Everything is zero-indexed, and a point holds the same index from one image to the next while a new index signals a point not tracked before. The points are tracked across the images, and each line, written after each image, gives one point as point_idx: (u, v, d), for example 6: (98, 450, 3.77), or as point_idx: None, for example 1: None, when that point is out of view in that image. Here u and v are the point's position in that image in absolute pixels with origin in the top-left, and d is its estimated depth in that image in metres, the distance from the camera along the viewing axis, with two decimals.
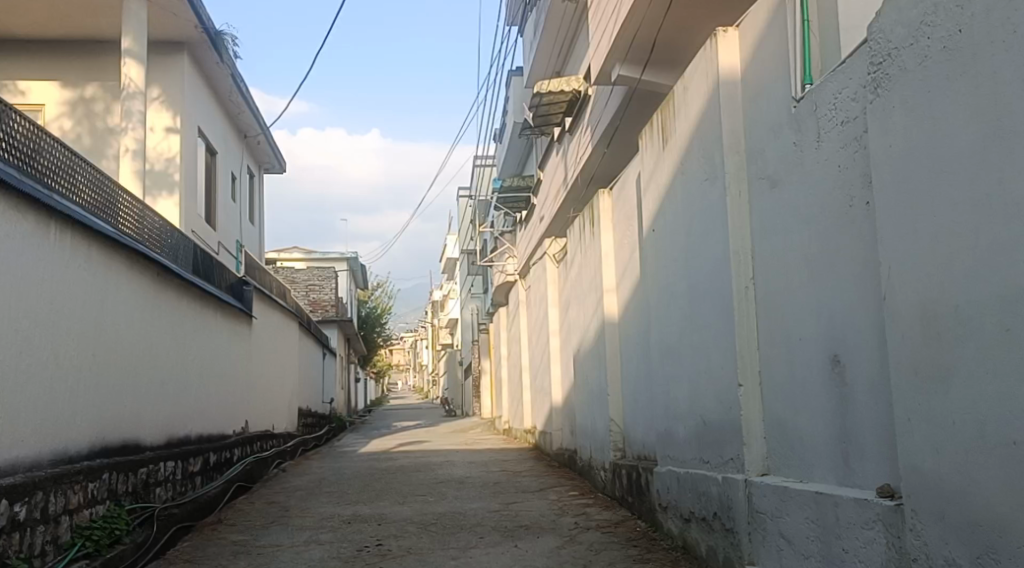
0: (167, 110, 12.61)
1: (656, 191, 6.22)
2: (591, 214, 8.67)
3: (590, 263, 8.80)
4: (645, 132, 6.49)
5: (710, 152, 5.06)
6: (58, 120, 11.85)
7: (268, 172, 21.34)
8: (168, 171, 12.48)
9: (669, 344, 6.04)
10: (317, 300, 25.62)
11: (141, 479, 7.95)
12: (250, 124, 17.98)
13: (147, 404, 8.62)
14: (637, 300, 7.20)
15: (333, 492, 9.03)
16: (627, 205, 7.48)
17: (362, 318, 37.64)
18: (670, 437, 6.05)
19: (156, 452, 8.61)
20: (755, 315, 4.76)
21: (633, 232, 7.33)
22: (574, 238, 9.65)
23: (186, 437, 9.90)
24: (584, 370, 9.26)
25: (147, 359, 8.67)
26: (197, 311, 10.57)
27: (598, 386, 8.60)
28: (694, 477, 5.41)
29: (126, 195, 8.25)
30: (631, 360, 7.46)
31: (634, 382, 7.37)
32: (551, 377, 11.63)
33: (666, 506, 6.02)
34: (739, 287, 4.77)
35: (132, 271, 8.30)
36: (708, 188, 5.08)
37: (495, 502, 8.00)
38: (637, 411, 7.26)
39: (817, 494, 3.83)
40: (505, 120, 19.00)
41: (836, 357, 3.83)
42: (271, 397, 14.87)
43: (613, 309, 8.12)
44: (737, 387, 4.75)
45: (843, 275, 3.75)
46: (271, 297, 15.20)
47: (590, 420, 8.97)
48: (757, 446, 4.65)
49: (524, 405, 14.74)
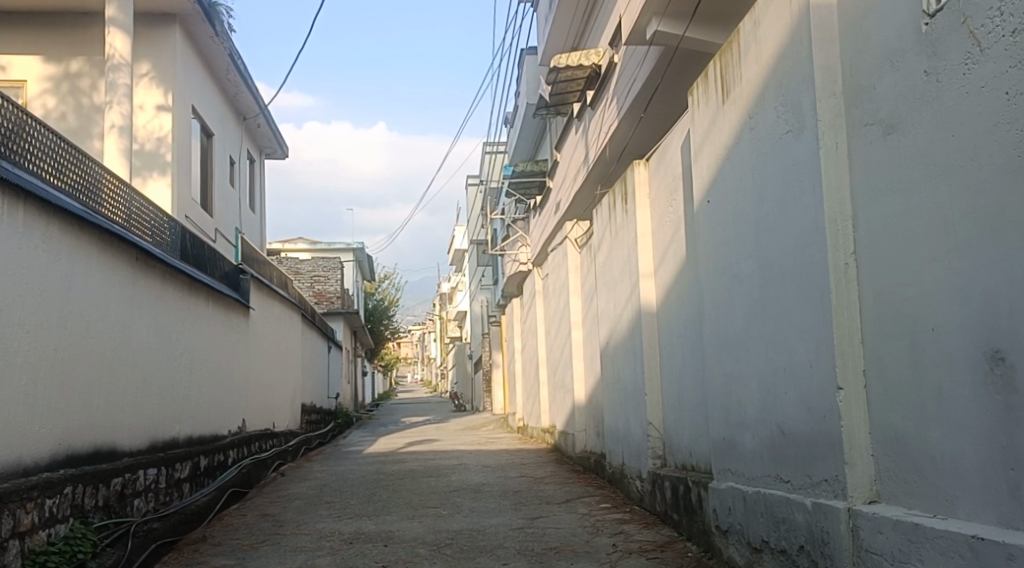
0: (157, 87, 11.63)
1: (714, 154, 5.22)
2: (624, 188, 7.66)
3: (622, 247, 7.78)
4: (698, 84, 5.48)
5: (794, 95, 4.05)
6: (41, 98, 10.94)
7: (270, 158, 20.38)
8: (159, 152, 11.53)
9: (730, 337, 5.05)
10: (322, 291, 24.67)
11: (115, 491, 6.99)
12: (249, 105, 16.99)
13: (125, 405, 7.69)
14: (685, 284, 6.20)
15: (336, 503, 8.08)
16: (672, 177, 6.48)
17: (370, 310, 36.68)
18: (731, 447, 5.07)
19: (134, 459, 7.64)
20: (858, 300, 3.76)
21: (678, 206, 6.32)
22: (601, 220, 8.63)
23: (172, 441, 8.94)
24: (614, 365, 8.28)
25: (123, 353, 7.71)
26: (187, 302, 9.63)
27: (631, 385, 7.61)
28: (768, 499, 4.44)
29: (90, 160, 7.27)
30: (677, 357, 6.47)
31: (681, 378, 6.40)
32: (573, 372, 10.65)
33: (727, 530, 5.05)
34: (837, 262, 3.78)
35: (108, 258, 7.39)
36: (792, 144, 4.08)
37: (518, 517, 7.01)
38: (685, 414, 6.30)
39: (974, 539, 2.90)
40: (519, 101, 18.04)
41: (997, 354, 2.89)
42: (271, 393, 13.94)
43: (651, 296, 7.13)
44: (834, 391, 3.75)
45: (1013, 243, 2.79)
46: (271, 288, 14.26)
47: (622, 423, 7.96)
48: (863, 466, 3.65)
49: (541, 402, 13.75)
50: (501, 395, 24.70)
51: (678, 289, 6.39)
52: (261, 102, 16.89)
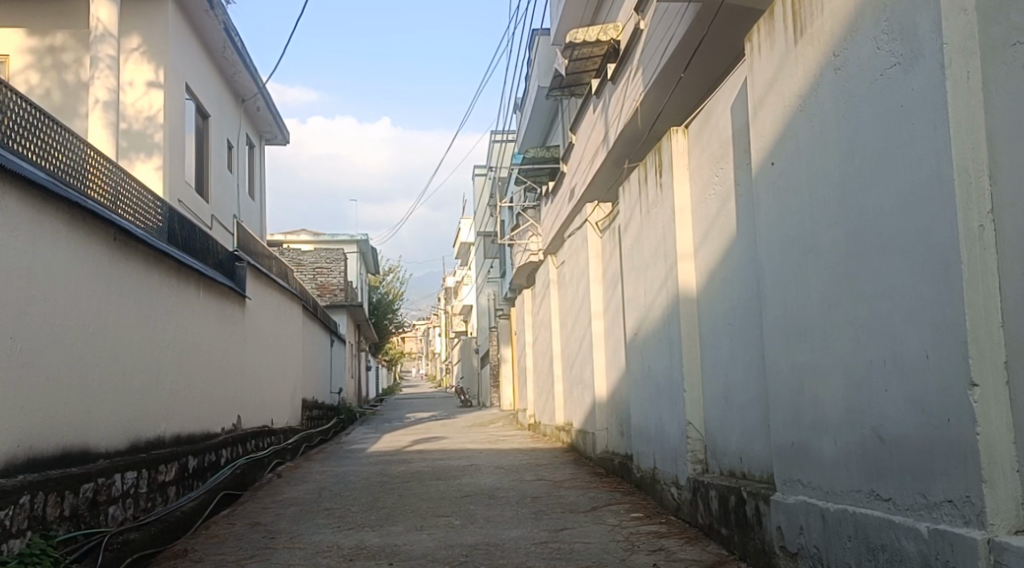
0: (147, 63, 10.78)
1: (781, 106, 4.41)
2: (659, 160, 6.83)
3: (656, 227, 6.95)
4: (760, 26, 4.65)
5: (905, 18, 3.24)
6: (24, 73, 10.41)
7: (271, 144, 19.61)
8: (148, 132, 10.72)
9: (801, 324, 4.23)
10: (324, 284, 23.92)
11: (85, 498, 6.20)
12: (248, 87, 16.21)
13: (102, 402, 6.94)
14: (737, 262, 5.41)
15: (334, 510, 7.28)
16: (719, 143, 5.68)
17: (374, 304, 35.94)
18: (802, 453, 4.26)
19: (110, 461, 6.85)
20: (997, 273, 2.94)
21: (729, 175, 5.51)
22: (630, 197, 7.81)
23: (156, 440, 8.15)
24: (644, 357, 7.47)
25: (99, 343, 6.92)
26: (175, 289, 8.87)
27: (665, 380, 6.80)
28: (859, 520, 3.64)
29: (40, 125, 6.60)
30: (727, 348, 5.67)
31: (731, 371, 5.59)
32: (593, 367, 9.84)
33: (798, 554, 4.24)
34: (969, 226, 2.96)
35: (85, 238, 6.68)
36: (901, 82, 3.28)
37: (540, 529, 6.21)
38: (737, 414, 5.50)
39: None
40: (530, 83, 17.25)
41: None
42: (269, 388, 13.16)
43: (691, 281, 6.33)
44: (967, 389, 2.93)
45: None
46: (270, 276, 13.46)
47: (653, 423, 7.14)
48: (1006, 485, 2.86)
49: (555, 399, 12.94)
50: (510, 391, 23.87)
51: (728, 270, 5.59)
52: (260, 82, 16.09)
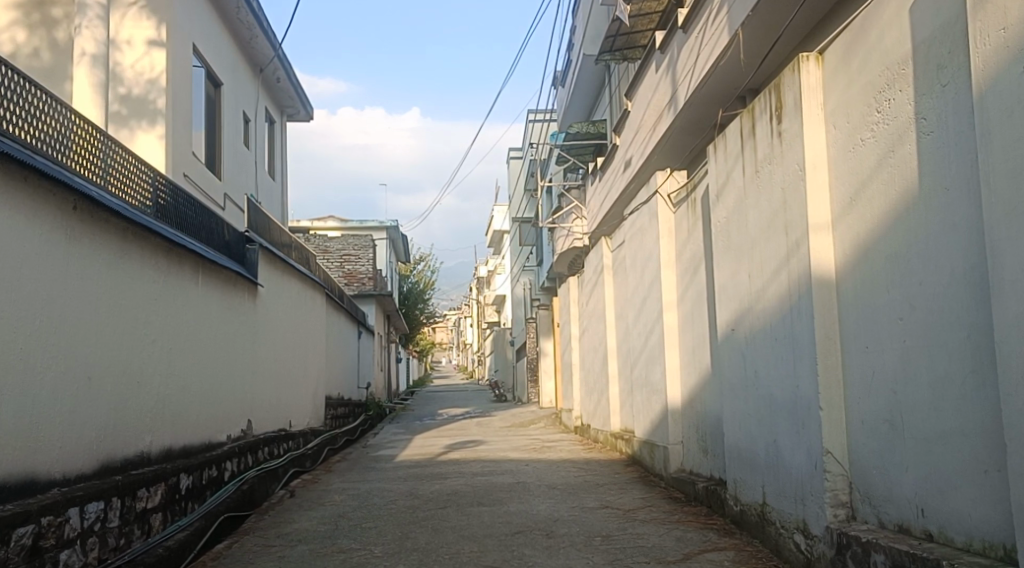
0: (147, 18, 9.01)
1: None
2: (776, 99, 5.14)
3: (769, 190, 5.29)
4: None
5: None
6: (9, 31, 8.96)
7: (293, 120, 18.10)
8: (150, 97, 9.02)
9: None
10: (352, 272, 22.40)
11: (20, 546, 4.72)
12: (265, 54, 14.66)
13: (62, 415, 5.47)
14: (921, 230, 3.78)
15: (352, 554, 5.72)
16: (890, 65, 4.04)
17: (404, 293, 34.48)
18: None
19: (64, 491, 5.33)
20: None
21: (909, 106, 3.87)
22: (726, 154, 6.14)
23: (140, 458, 6.65)
24: (747, 358, 5.80)
25: (56, 341, 5.43)
26: (169, 275, 7.36)
27: (783, 391, 5.15)
28: None
29: None
30: (892, 353, 4.06)
31: (903, 385, 3.96)
32: (666, 367, 8.18)
33: None
34: None
35: (33, 208, 5.17)
36: None
37: None
38: (914, 446, 3.88)
39: None
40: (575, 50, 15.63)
41: None
42: (286, 387, 11.66)
43: (827, 260, 4.68)
44: None
45: None
46: (289, 261, 11.93)
47: (763, 445, 5.50)
48: None
49: (610, 401, 11.31)
50: (550, 386, 22.27)
51: (900, 241, 3.96)
52: (279, 48, 14.54)
